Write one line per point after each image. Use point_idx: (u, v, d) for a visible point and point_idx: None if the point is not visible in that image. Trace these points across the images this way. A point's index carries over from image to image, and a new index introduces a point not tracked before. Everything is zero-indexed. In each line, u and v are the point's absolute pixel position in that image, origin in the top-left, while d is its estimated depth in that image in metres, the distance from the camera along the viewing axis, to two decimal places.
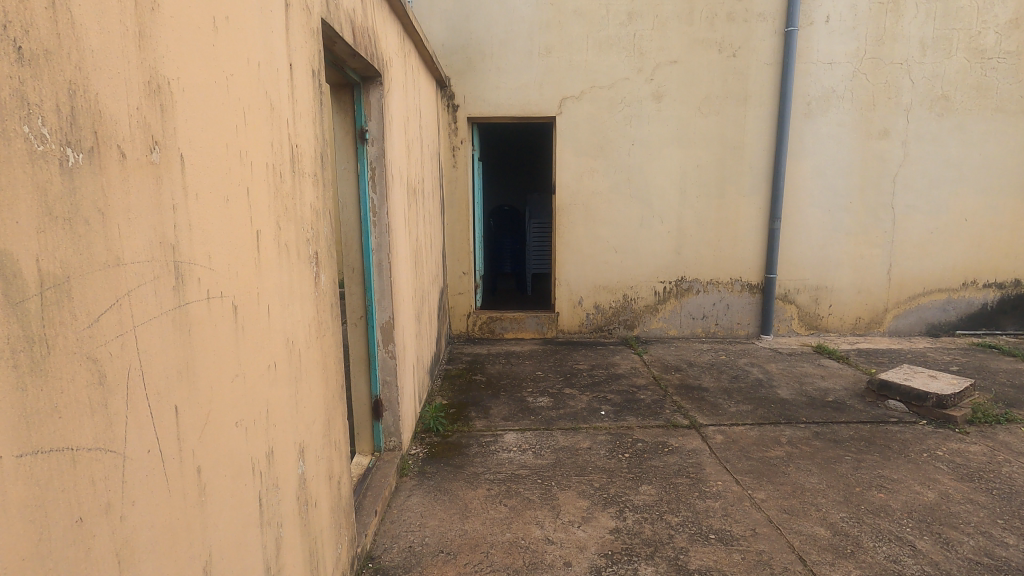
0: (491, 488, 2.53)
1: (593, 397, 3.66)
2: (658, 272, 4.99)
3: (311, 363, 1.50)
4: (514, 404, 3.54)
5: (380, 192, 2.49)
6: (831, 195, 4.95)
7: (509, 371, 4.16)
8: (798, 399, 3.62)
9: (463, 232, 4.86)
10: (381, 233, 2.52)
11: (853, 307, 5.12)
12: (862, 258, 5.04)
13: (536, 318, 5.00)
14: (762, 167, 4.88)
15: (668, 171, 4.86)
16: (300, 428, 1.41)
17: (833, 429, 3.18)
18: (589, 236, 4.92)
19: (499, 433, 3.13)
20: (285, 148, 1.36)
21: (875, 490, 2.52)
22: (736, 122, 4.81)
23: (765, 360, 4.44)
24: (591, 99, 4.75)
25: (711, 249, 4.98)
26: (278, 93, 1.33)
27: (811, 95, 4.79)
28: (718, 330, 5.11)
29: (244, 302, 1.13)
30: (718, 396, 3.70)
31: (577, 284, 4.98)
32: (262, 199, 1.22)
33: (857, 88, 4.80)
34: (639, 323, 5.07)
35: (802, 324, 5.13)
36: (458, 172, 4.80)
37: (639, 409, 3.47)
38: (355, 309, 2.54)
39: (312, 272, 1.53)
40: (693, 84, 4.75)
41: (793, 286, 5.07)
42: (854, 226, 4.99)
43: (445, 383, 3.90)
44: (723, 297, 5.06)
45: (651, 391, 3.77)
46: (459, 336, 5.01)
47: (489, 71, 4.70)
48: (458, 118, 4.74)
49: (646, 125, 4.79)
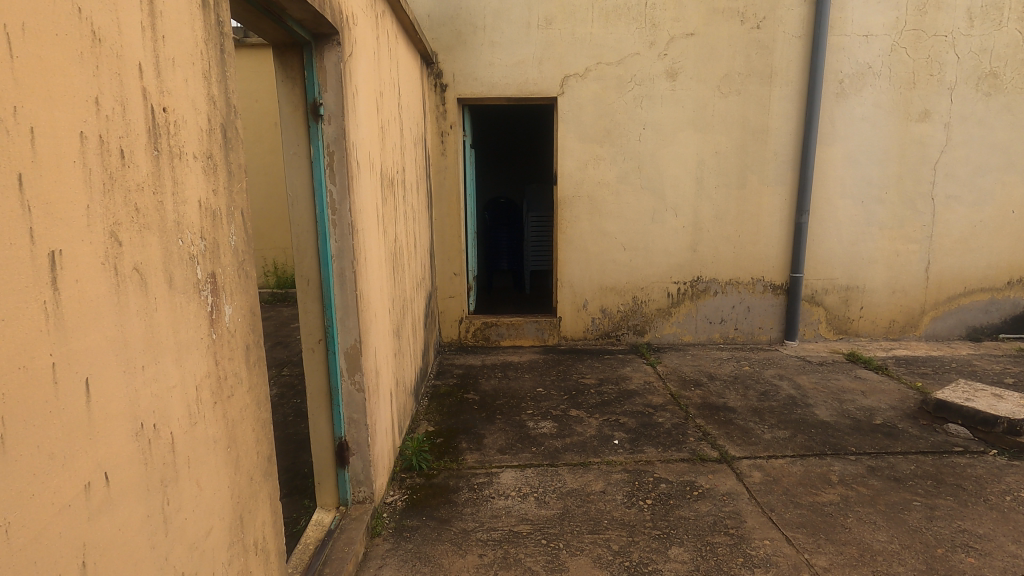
0: (485, 554, 2.03)
1: (603, 420, 3.16)
2: (671, 272, 4.49)
3: (204, 447, 0.98)
4: (512, 432, 3.03)
5: (340, 183, 1.96)
6: (865, 185, 4.44)
7: (505, 388, 3.64)
8: (842, 423, 3.12)
9: (454, 229, 4.34)
10: (343, 235, 1.99)
11: (886, 308, 4.63)
12: (898, 255, 4.55)
13: (536, 323, 4.48)
14: (788, 153, 4.36)
15: (683, 160, 4.34)
16: (177, 557, 0.90)
17: (890, 463, 2.69)
18: (594, 231, 4.40)
19: (495, 471, 2.63)
20: (132, 110, 0.82)
21: (962, 553, 2.04)
22: (759, 103, 4.28)
23: (794, 372, 3.95)
24: (597, 77, 4.21)
25: (730, 246, 4.48)
26: (119, 18, 0.80)
27: (844, 72, 4.26)
28: (738, 336, 4.60)
29: (10, 386, 0.61)
30: (748, 418, 3.20)
31: (581, 285, 4.46)
32: (67, 195, 0.70)
33: (896, 64, 4.27)
34: (649, 328, 4.56)
35: (831, 328, 4.64)
36: (448, 161, 4.27)
37: (658, 436, 2.97)
38: (313, 330, 2.04)
39: (206, 306, 1.01)
40: (712, 59, 4.22)
41: (820, 286, 4.57)
42: (889, 219, 4.50)
43: (433, 403, 3.39)
44: (743, 299, 4.56)
45: (670, 413, 3.27)
46: (450, 345, 4.49)
47: (481, 45, 4.14)
48: (447, 99, 4.19)
49: (658, 107, 4.26)
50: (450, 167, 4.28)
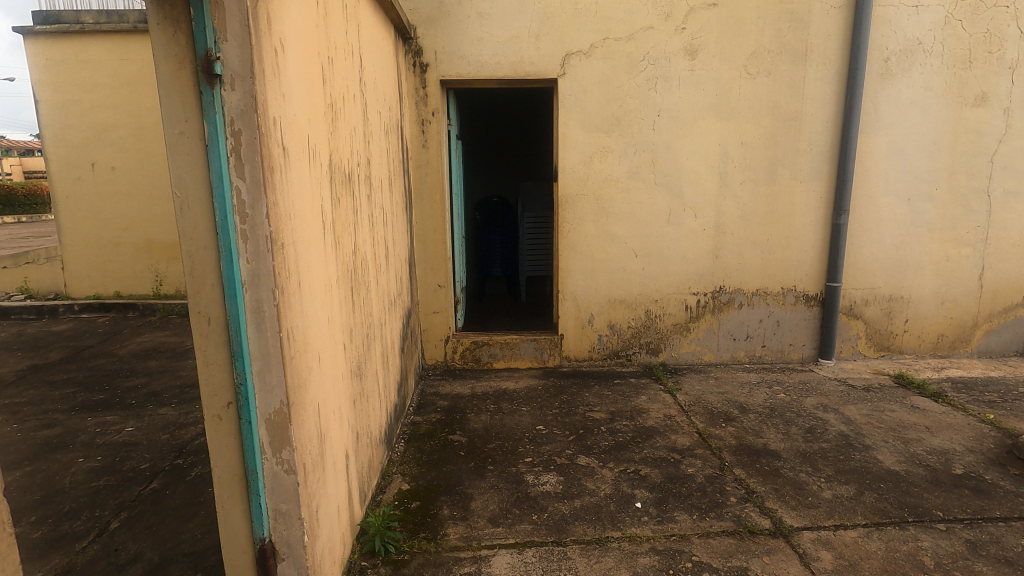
0: None
1: (619, 472, 2.55)
2: (689, 282, 3.88)
3: None
4: (506, 491, 2.42)
5: (251, 177, 1.34)
6: (912, 179, 3.85)
7: (498, 427, 3.03)
8: (914, 473, 2.53)
9: (437, 233, 3.73)
10: (259, 252, 1.37)
11: (934, 321, 4.04)
12: (948, 260, 3.96)
13: (533, 342, 3.87)
14: (826, 144, 3.76)
15: (703, 152, 3.73)
16: None
17: (993, 536, 2.09)
18: (601, 236, 3.79)
19: (484, 554, 2.01)
20: None
21: None
22: (792, 85, 3.68)
23: (838, 400, 3.36)
24: (603, 55, 3.60)
25: (757, 251, 3.88)
26: None
27: (891, 49, 3.67)
28: (766, 355, 4.00)
29: None
30: (798, 467, 2.60)
31: (586, 297, 3.85)
32: None
33: (950, 39, 3.68)
34: (664, 346, 3.96)
35: (871, 344, 4.06)
36: (429, 154, 3.65)
37: (690, 496, 2.37)
38: (221, 388, 1.41)
39: None
40: (738, 34, 3.61)
41: (859, 297, 3.98)
42: (940, 219, 3.90)
43: (410, 450, 2.77)
44: (772, 312, 3.96)
45: (700, 460, 2.66)
46: (434, 368, 3.88)
47: (468, 17, 3.52)
48: (428, 82, 3.58)
49: (675, 91, 3.65)
50: (432, 162, 3.66)
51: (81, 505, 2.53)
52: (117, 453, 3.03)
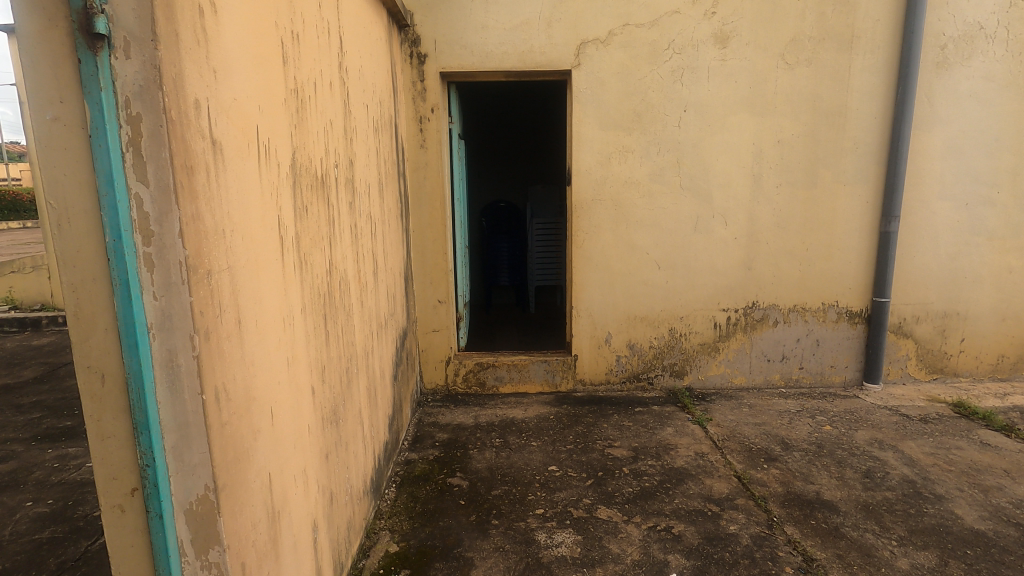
0: None
1: (648, 530, 2.14)
2: (718, 296, 3.47)
3: None
4: (513, 555, 2.02)
5: (155, 181, 0.97)
6: (970, 182, 3.42)
7: (505, 467, 2.63)
8: (1004, 533, 2.10)
9: (437, 244, 3.34)
10: (169, 285, 1.00)
11: (993, 341, 3.60)
12: (1009, 272, 3.52)
13: (544, 364, 3.47)
14: (873, 142, 3.34)
15: (735, 151, 3.33)
16: None
17: None
18: (620, 246, 3.39)
19: None
20: None
21: None
22: (836, 76, 3.27)
23: (894, 434, 2.93)
24: (623, 43, 3.20)
25: (794, 262, 3.46)
26: None
27: (948, 35, 3.25)
28: (804, 378, 3.58)
29: None
30: (862, 524, 2.17)
31: (603, 314, 3.45)
32: None
33: (1016, 23, 3.26)
34: (690, 368, 3.55)
35: (922, 366, 3.62)
36: (429, 155, 3.27)
37: (736, 564, 1.95)
38: (120, 471, 1.02)
39: None
40: (775, 19, 3.21)
41: (910, 313, 3.55)
42: (1001, 225, 3.47)
43: (402, 498, 2.38)
44: (811, 330, 3.54)
45: (742, 513, 2.25)
46: (434, 393, 3.49)
47: (471, 1, 3.14)
48: (426, 74, 3.20)
49: (703, 83, 3.26)
50: (431, 164, 3.28)
51: (15, 566, 2.15)
52: (71, 495, 2.66)
